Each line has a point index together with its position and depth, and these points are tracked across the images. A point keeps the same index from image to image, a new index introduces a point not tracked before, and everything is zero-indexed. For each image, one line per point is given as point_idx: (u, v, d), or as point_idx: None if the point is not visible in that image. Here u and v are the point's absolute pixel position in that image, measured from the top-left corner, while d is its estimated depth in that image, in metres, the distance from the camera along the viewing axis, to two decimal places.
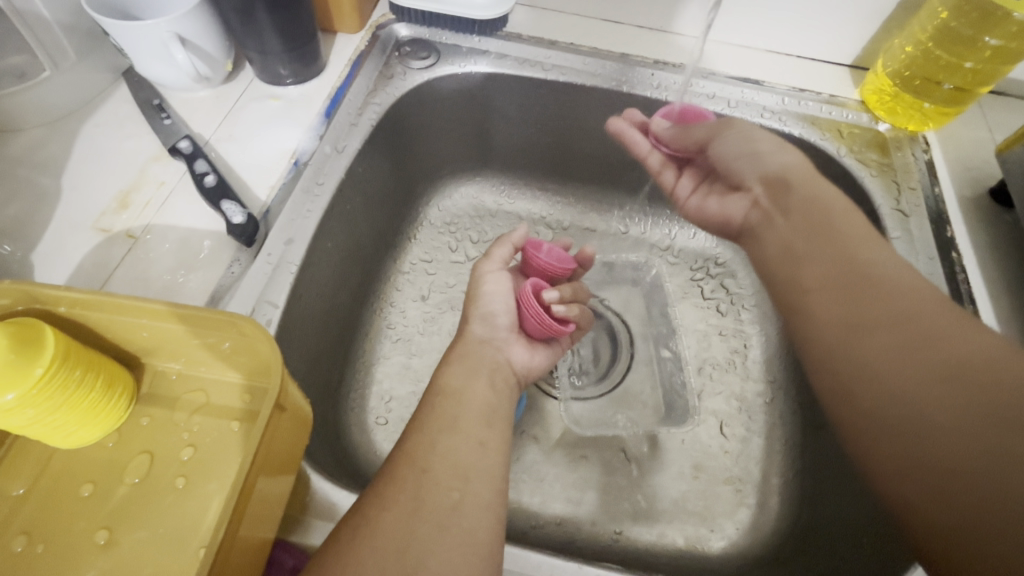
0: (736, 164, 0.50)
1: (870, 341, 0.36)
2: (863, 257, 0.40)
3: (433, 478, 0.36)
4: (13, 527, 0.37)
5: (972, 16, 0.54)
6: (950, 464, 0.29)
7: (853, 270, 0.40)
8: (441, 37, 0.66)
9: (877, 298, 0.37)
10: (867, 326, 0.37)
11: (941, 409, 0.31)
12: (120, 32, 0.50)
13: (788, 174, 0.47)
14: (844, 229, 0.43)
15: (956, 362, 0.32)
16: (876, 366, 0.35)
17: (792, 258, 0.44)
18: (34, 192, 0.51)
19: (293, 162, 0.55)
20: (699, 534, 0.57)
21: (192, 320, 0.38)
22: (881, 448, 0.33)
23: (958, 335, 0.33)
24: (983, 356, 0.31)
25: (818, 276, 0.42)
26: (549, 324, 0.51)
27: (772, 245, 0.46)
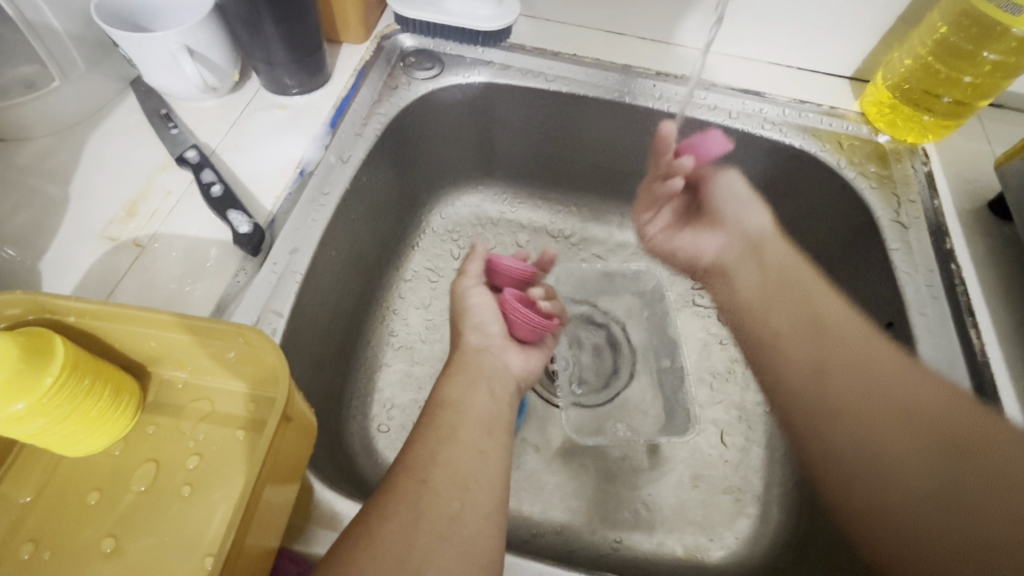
0: (726, 207, 0.58)
1: (844, 382, 0.43)
2: (821, 302, 0.49)
3: (433, 488, 0.37)
4: (20, 534, 0.37)
5: (971, 31, 0.54)
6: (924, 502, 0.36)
7: (822, 317, 0.48)
8: (445, 47, 0.67)
9: (825, 334, 0.47)
10: (832, 362, 0.45)
11: (890, 441, 0.39)
12: (130, 44, 0.50)
13: (764, 235, 0.57)
14: (805, 280, 0.52)
15: (895, 400, 0.41)
16: (844, 402, 0.42)
17: (786, 299, 0.51)
18: (42, 200, 0.52)
19: (299, 172, 0.56)
20: (699, 543, 0.57)
21: (201, 331, 0.39)
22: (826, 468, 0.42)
23: (918, 381, 0.41)
24: (942, 405, 0.39)
25: (792, 315, 0.50)
26: (538, 321, 0.53)
27: (746, 285, 0.55)
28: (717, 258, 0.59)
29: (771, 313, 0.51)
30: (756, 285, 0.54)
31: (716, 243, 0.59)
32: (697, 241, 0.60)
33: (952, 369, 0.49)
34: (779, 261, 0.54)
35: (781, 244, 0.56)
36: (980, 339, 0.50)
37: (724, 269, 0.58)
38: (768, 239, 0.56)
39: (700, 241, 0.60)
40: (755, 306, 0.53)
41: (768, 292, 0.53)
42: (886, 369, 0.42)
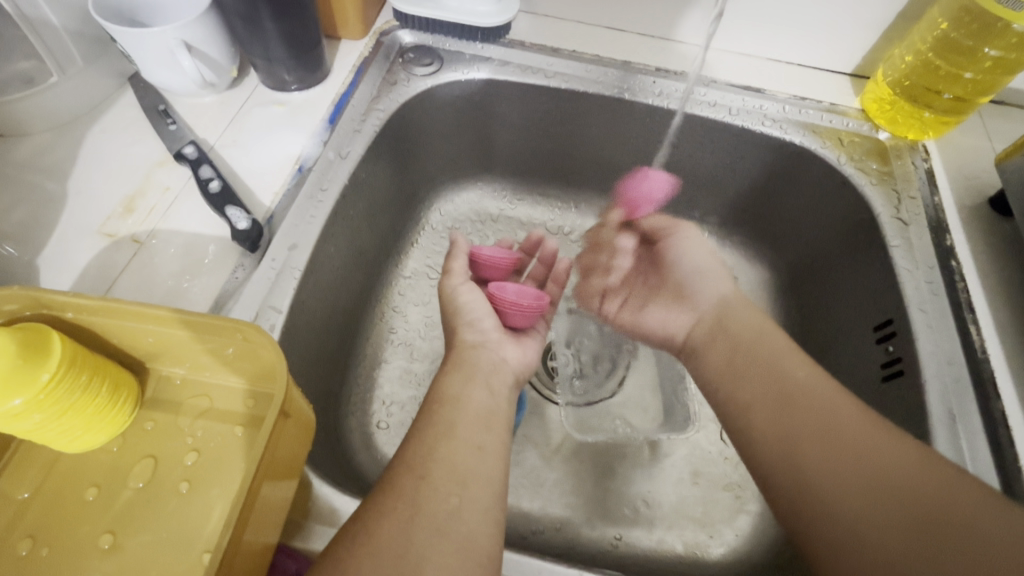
0: (694, 279, 0.56)
1: (822, 456, 0.36)
2: (785, 364, 0.43)
3: (431, 484, 0.37)
4: (18, 530, 0.37)
5: (972, 27, 0.54)
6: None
7: (790, 382, 0.41)
8: (444, 43, 0.67)
9: (799, 400, 0.40)
10: (801, 432, 0.38)
11: (888, 530, 0.32)
12: (128, 39, 0.50)
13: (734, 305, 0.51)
14: (769, 342, 0.45)
15: (883, 475, 0.34)
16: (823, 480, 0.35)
17: (752, 365, 0.44)
18: (40, 196, 0.52)
19: (297, 168, 0.55)
20: (699, 540, 0.57)
21: (199, 327, 0.38)
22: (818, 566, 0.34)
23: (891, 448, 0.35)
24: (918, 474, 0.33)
25: (757, 381, 0.43)
26: (525, 307, 0.55)
27: (715, 360, 0.48)
28: (687, 337, 0.52)
29: (737, 382, 0.44)
30: (725, 361, 0.46)
31: (686, 321, 0.54)
32: (667, 316, 0.56)
33: (952, 365, 0.49)
34: (748, 333, 0.47)
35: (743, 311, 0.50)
36: (980, 335, 0.50)
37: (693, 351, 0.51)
38: (733, 308, 0.50)
39: (669, 321, 0.55)
40: (721, 364, 0.47)
41: (738, 358, 0.46)
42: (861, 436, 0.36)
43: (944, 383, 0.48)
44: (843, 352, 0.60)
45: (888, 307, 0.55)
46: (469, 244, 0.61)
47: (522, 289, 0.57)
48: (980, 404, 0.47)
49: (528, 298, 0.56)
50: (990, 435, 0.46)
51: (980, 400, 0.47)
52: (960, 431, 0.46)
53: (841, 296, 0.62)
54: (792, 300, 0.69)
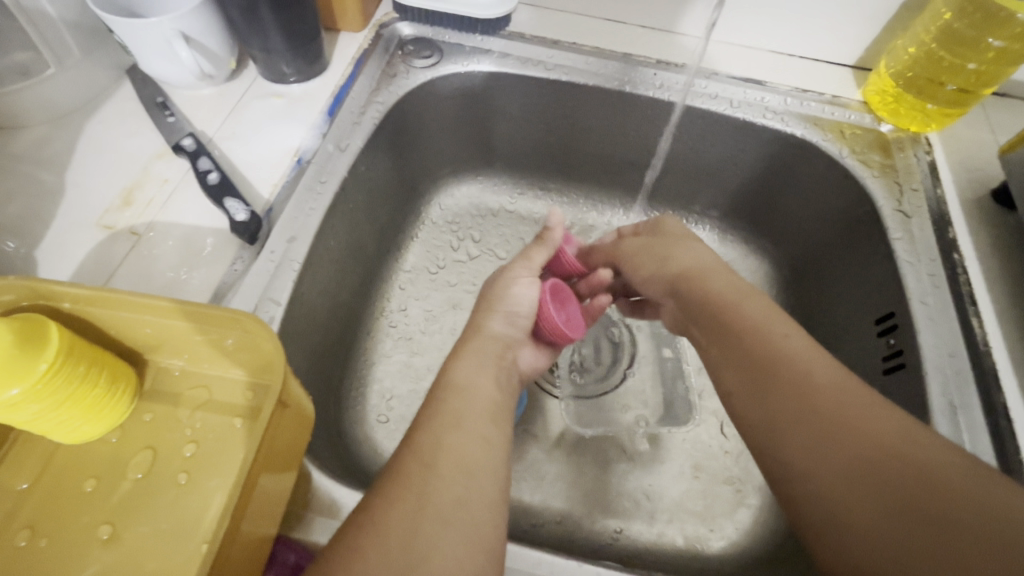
0: (652, 274, 0.52)
1: (802, 435, 0.34)
2: (757, 323, 0.41)
3: (438, 474, 0.36)
4: (17, 520, 0.37)
5: (975, 17, 0.54)
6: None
7: (756, 345, 0.40)
8: (444, 36, 0.66)
9: (768, 353, 0.39)
10: (783, 417, 0.36)
11: (862, 505, 0.30)
12: (125, 30, 0.50)
13: (696, 272, 0.48)
14: (714, 283, 0.46)
15: (888, 438, 0.32)
16: (804, 459, 0.34)
17: (717, 321, 0.43)
18: (38, 188, 0.52)
19: (296, 160, 0.55)
20: (699, 534, 0.57)
21: (197, 317, 0.38)
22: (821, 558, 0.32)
23: (875, 414, 0.33)
24: (913, 443, 0.31)
25: (730, 355, 0.41)
26: (557, 329, 0.53)
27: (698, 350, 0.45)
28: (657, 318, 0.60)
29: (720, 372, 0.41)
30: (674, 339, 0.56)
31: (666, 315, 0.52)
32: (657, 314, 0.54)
33: (954, 358, 0.49)
34: (703, 305, 0.45)
35: (710, 275, 0.47)
36: (983, 328, 0.50)
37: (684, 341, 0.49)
38: (698, 283, 0.47)
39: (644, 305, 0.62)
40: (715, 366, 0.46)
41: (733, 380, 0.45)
42: (815, 403, 0.35)
43: (945, 374, 0.48)
44: (845, 346, 0.60)
45: (890, 300, 0.55)
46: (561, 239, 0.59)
47: (574, 319, 0.56)
48: (983, 397, 0.47)
49: (568, 323, 0.54)
50: (991, 425, 0.46)
51: (981, 392, 0.47)
52: (962, 422, 0.46)
53: (843, 290, 0.62)
54: (793, 295, 0.69)
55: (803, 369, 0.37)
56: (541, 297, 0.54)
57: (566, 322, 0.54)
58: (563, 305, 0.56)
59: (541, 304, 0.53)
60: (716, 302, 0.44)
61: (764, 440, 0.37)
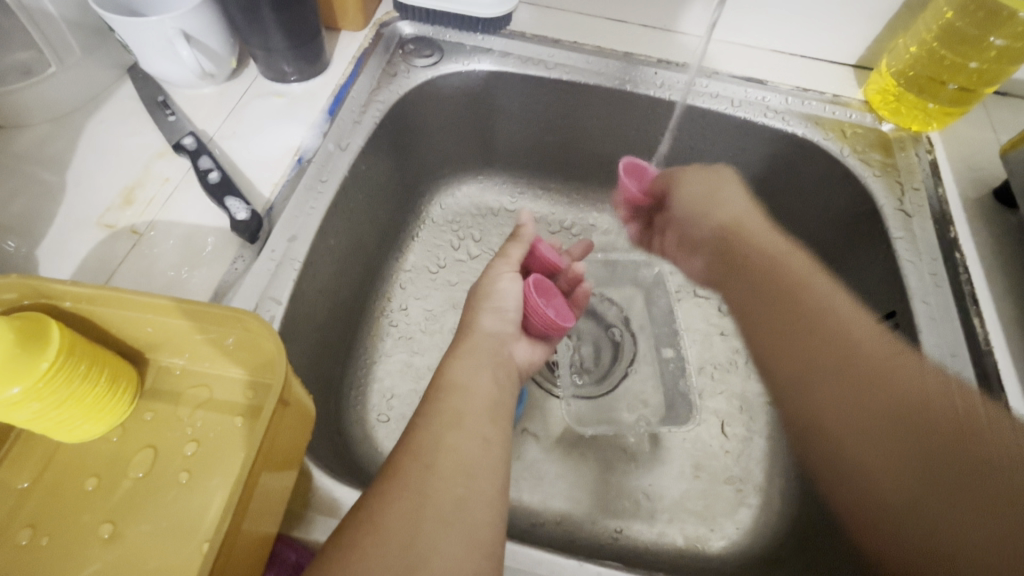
0: (695, 224, 0.59)
1: (805, 385, 0.47)
2: (814, 293, 0.49)
3: (437, 474, 0.36)
4: (18, 519, 0.37)
5: (978, 16, 0.54)
6: (907, 502, 0.38)
7: (802, 311, 0.48)
8: (445, 35, 0.66)
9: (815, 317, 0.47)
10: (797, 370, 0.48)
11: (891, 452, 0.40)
12: (126, 29, 0.50)
13: (739, 226, 0.56)
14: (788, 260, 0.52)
15: (900, 395, 0.41)
16: (807, 402, 0.47)
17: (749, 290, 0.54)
18: (39, 188, 0.52)
19: (297, 159, 0.55)
20: (699, 533, 0.57)
21: (197, 316, 0.38)
22: (842, 483, 0.44)
23: (914, 373, 0.42)
24: (919, 396, 0.40)
25: (759, 312, 0.52)
26: (549, 320, 0.54)
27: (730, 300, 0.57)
28: (703, 276, 0.61)
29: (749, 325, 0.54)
30: (732, 301, 0.57)
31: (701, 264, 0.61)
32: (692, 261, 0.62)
33: (955, 358, 0.49)
34: (752, 260, 0.54)
35: (752, 228, 0.56)
36: (984, 328, 0.50)
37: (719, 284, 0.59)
38: (739, 237, 0.56)
39: (688, 261, 0.63)
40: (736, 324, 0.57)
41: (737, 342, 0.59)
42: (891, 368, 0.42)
43: None
44: None
45: (891, 299, 0.55)
46: (533, 235, 0.60)
47: (563, 310, 0.56)
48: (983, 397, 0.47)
49: (561, 314, 0.55)
50: None
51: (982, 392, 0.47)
52: None
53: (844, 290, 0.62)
54: None
55: (846, 336, 0.45)
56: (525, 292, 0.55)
57: (558, 314, 0.55)
58: (549, 297, 0.56)
59: (527, 299, 0.54)
60: (756, 263, 0.54)
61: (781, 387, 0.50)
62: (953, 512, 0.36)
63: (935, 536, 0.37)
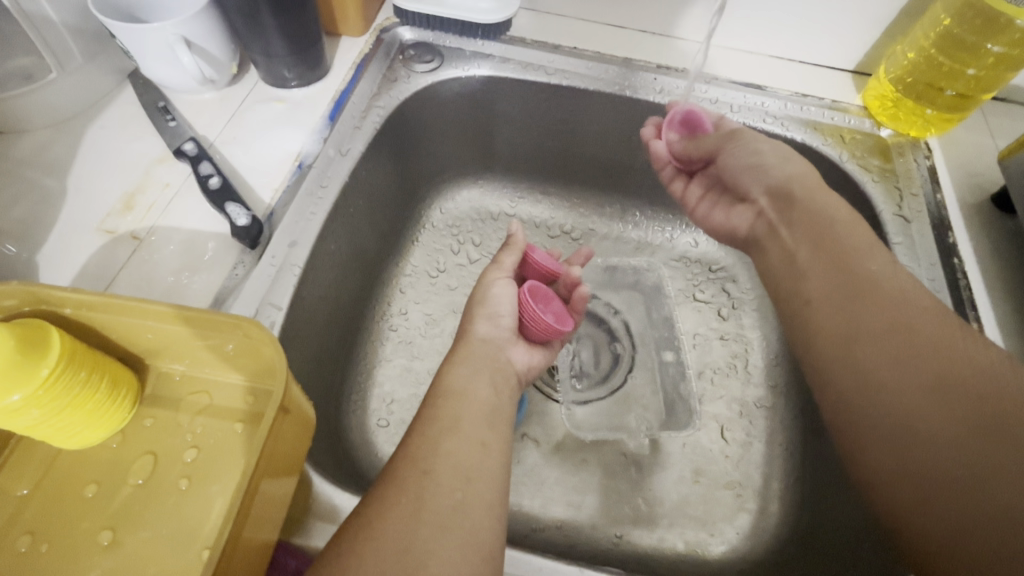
0: (742, 177, 0.54)
1: (870, 343, 0.39)
2: (862, 261, 0.43)
3: (435, 480, 0.36)
4: (18, 526, 0.37)
5: (975, 22, 0.54)
6: (946, 463, 0.33)
7: (857, 271, 0.43)
8: (445, 40, 0.66)
9: (857, 274, 0.43)
10: (864, 328, 0.40)
11: (947, 431, 0.33)
12: (127, 36, 0.50)
13: (792, 186, 0.50)
14: (846, 230, 0.46)
15: (953, 370, 0.35)
16: (873, 364, 0.38)
17: (817, 249, 0.46)
18: (39, 193, 0.52)
19: (297, 164, 0.55)
20: (699, 539, 0.57)
21: (198, 323, 0.38)
22: (875, 448, 0.36)
23: (962, 348, 0.36)
24: (976, 371, 0.34)
25: (825, 272, 0.44)
26: (548, 326, 0.53)
27: (776, 254, 0.49)
28: (751, 230, 0.54)
29: (806, 277, 0.46)
30: (789, 254, 0.48)
31: (747, 214, 0.54)
32: (732, 213, 0.57)
33: None
34: (814, 219, 0.47)
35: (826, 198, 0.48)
36: (982, 334, 0.50)
37: (760, 240, 0.52)
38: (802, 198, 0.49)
39: (732, 216, 0.56)
40: (787, 280, 0.47)
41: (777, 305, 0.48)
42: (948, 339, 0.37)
43: None
44: None
45: None
46: (526, 240, 0.60)
47: (561, 314, 0.55)
48: None
49: (558, 319, 0.54)
50: None
51: None
52: None
53: None
54: None
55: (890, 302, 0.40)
56: (522, 298, 0.55)
57: (556, 319, 0.54)
58: (546, 303, 0.56)
59: (524, 305, 0.54)
60: (818, 219, 0.47)
61: (838, 346, 0.41)
62: (983, 479, 0.31)
63: (959, 496, 0.31)
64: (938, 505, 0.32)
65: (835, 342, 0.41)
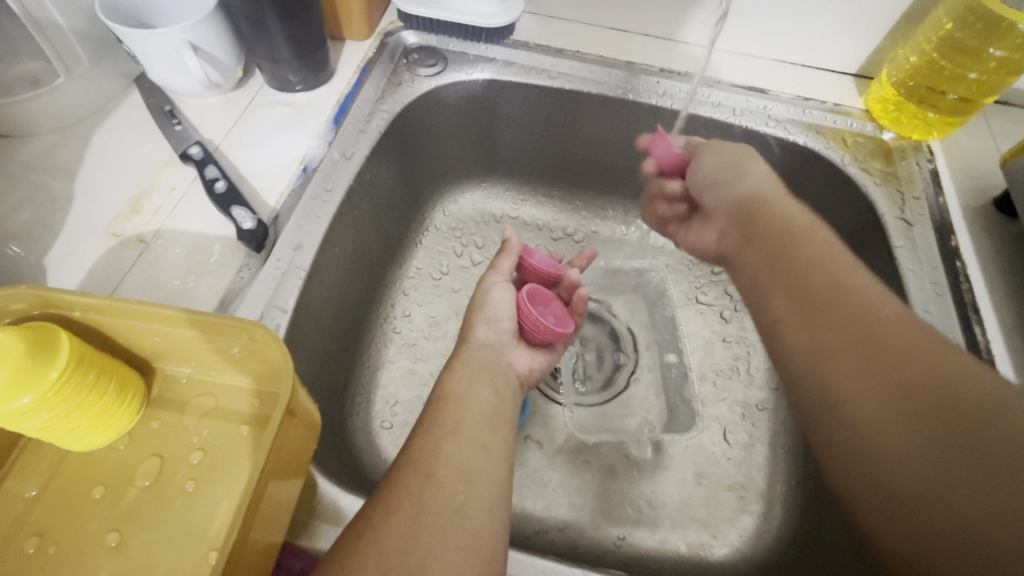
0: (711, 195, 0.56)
1: (840, 354, 0.38)
2: (827, 270, 0.43)
3: (437, 483, 0.37)
4: (26, 528, 0.37)
5: (976, 26, 0.54)
6: (915, 469, 0.32)
7: (823, 281, 0.42)
8: (448, 44, 0.67)
9: (825, 282, 0.42)
10: (833, 337, 0.39)
11: (918, 438, 0.32)
12: (134, 41, 0.51)
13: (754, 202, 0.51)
14: (806, 240, 0.46)
15: (922, 374, 0.34)
16: (841, 375, 0.37)
17: (784, 260, 0.46)
18: (47, 196, 0.52)
19: (302, 168, 0.56)
20: (702, 540, 0.57)
21: (204, 326, 0.39)
22: (847, 460, 0.35)
23: (930, 350, 0.35)
24: (945, 374, 0.33)
25: (790, 286, 0.44)
26: (549, 329, 0.53)
27: (742, 271, 0.50)
28: (717, 249, 0.56)
29: (770, 289, 0.46)
30: (753, 271, 0.49)
31: (713, 235, 0.57)
32: (699, 233, 0.59)
33: None
34: (772, 231, 0.48)
35: (786, 211, 0.49)
36: (985, 337, 0.50)
37: (727, 258, 0.54)
38: (763, 213, 0.50)
39: (701, 235, 0.58)
40: (752, 294, 0.48)
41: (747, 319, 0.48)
42: (915, 342, 0.36)
43: None
44: None
45: None
46: (521, 245, 0.61)
47: (561, 316, 0.56)
48: None
49: (559, 322, 0.55)
50: None
51: None
52: None
53: None
54: None
55: (856, 308, 0.39)
56: (520, 303, 0.55)
57: (557, 321, 0.54)
58: (547, 305, 0.56)
59: (523, 308, 0.54)
60: (775, 236, 0.48)
61: (809, 357, 0.40)
62: (956, 488, 0.30)
63: (932, 502, 0.31)
64: (919, 516, 0.31)
65: (806, 353, 0.40)
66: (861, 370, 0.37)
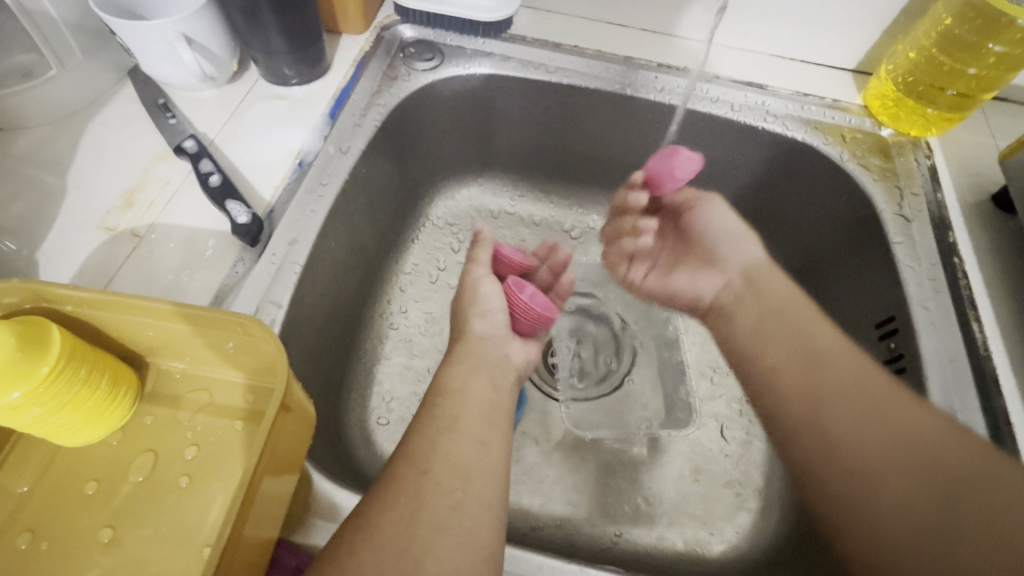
0: (721, 246, 0.57)
1: (837, 411, 0.42)
2: (816, 335, 0.47)
3: (434, 479, 0.36)
4: (18, 524, 0.37)
5: (977, 22, 0.55)
6: (916, 530, 0.36)
7: (814, 342, 0.47)
8: (445, 38, 0.66)
9: (829, 349, 0.46)
10: (824, 392, 0.44)
11: (913, 494, 0.37)
12: (128, 32, 0.50)
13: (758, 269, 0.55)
14: (791, 307, 0.50)
15: (911, 437, 0.39)
16: (839, 435, 0.42)
17: (778, 323, 0.50)
18: (39, 190, 0.52)
19: (298, 162, 0.55)
20: (699, 537, 0.57)
21: (197, 320, 0.38)
22: (838, 512, 0.39)
23: (914, 413, 0.41)
24: (928, 437, 0.39)
25: (790, 344, 0.48)
26: (538, 312, 0.54)
27: (740, 323, 0.53)
28: (717, 297, 0.56)
29: (765, 345, 0.49)
30: (753, 323, 0.51)
31: (714, 282, 0.57)
32: (694, 279, 0.58)
33: (954, 362, 0.49)
34: (768, 308, 0.51)
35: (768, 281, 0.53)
36: (983, 333, 0.50)
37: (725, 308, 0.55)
38: (756, 283, 0.54)
39: (698, 282, 0.58)
40: (752, 341, 0.51)
41: (743, 368, 0.51)
42: (905, 407, 0.41)
43: (946, 379, 0.48)
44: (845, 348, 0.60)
45: (891, 305, 0.55)
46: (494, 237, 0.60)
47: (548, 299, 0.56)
48: (982, 401, 0.47)
49: (546, 304, 0.55)
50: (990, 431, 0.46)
51: (982, 398, 0.47)
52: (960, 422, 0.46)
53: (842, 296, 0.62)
54: None
55: (853, 375, 0.44)
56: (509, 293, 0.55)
57: (544, 305, 0.55)
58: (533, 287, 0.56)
59: (511, 296, 0.55)
60: (773, 300, 0.52)
61: (811, 412, 0.44)
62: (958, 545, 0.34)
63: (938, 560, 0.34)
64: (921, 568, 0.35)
65: (801, 408, 0.44)
66: (861, 436, 0.41)
